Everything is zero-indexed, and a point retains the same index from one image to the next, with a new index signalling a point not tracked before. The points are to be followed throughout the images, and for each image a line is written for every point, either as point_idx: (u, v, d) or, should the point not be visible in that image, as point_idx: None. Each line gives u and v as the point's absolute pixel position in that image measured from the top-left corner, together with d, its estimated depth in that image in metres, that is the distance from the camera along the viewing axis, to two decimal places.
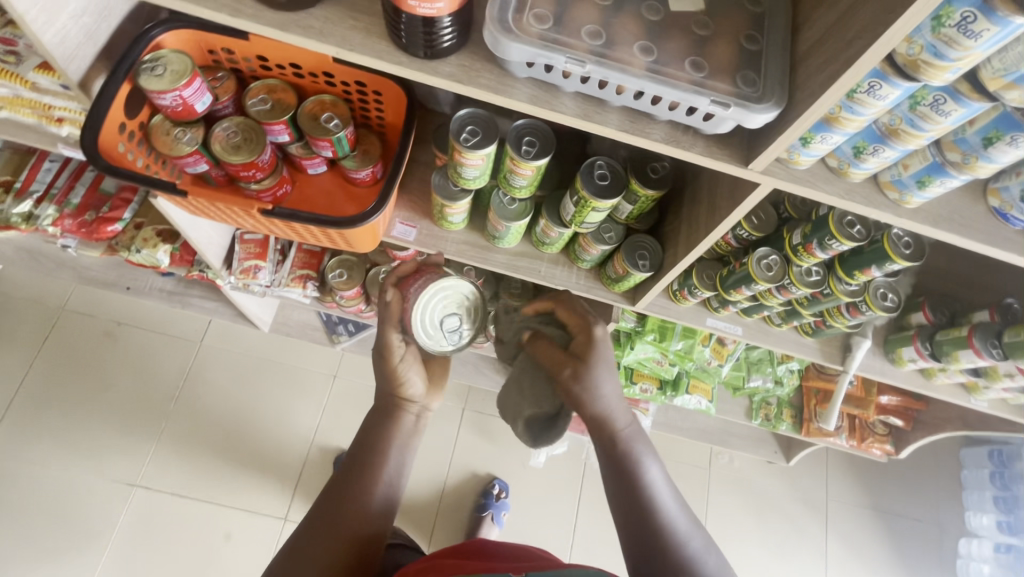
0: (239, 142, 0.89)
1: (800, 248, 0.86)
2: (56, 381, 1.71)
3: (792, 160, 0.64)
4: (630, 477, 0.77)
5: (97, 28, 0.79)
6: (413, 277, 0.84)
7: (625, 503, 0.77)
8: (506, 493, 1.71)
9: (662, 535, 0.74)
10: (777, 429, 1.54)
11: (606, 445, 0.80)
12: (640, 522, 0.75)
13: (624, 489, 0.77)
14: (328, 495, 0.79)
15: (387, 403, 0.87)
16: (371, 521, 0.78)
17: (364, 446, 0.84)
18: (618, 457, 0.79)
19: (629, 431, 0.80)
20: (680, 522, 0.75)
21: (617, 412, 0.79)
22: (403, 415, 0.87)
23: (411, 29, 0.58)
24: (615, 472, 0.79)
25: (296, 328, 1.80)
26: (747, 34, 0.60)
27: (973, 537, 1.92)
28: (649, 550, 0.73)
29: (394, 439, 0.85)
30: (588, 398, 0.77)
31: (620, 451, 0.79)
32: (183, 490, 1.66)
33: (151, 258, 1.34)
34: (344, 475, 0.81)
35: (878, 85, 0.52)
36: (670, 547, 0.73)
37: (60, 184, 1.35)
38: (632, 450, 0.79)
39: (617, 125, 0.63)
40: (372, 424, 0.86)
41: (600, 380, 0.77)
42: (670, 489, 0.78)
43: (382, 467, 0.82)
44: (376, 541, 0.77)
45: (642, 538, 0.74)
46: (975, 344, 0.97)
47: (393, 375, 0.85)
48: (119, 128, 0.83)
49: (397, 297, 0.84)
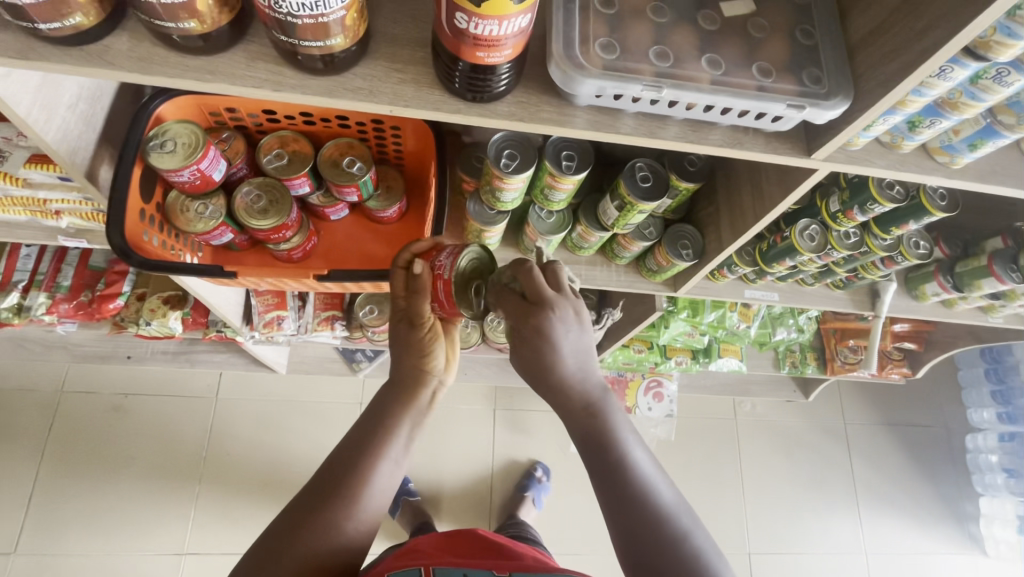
0: (265, 205, 0.85)
1: (839, 214, 0.88)
2: (70, 469, 1.58)
3: (850, 142, 0.65)
4: (610, 457, 0.68)
5: (95, 113, 0.72)
6: (437, 249, 0.78)
7: (606, 487, 0.68)
8: (547, 476, 1.74)
9: (648, 517, 0.66)
10: (804, 373, 1.62)
11: (581, 424, 0.70)
12: (623, 508, 0.67)
13: (603, 471, 0.69)
14: (322, 477, 0.75)
15: (403, 376, 0.83)
16: (368, 506, 0.74)
17: (373, 422, 0.79)
18: (594, 435, 0.69)
19: (601, 401, 0.70)
20: (664, 499, 0.68)
21: (586, 381, 0.69)
22: (420, 389, 0.83)
23: (469, 78, 0.56)
24: (591, 451, 0.70)
25: (316, 364, 1.73)
26: (800, 28, 0.61)
27: (978, 431, 2.00)
28: (636, 538, 0.66)
29: (405, 417, 0.80)
30: (554, 371, 0.67)
31: (596, 427, 0.69)
32: (232, 548, 1.58)
33: (164, 328, 1.27)
34: (341, 456, 0.76)
35: (949, 68, 0.54)
36: (657, 530, 0.65)
37: (45, 269, 1.26)
38: (608, 424, 0.69)
39: (681, 137, 0.62)
40: (386, 395, 0.82)
41: (555, 353, 0.66)
42: (652, 464, 0.70)
43: (386, 447, 0.77)
44: (371, 526, 0.74)
45: (628, 525, 0.66)
46: (995, 271, 1.03)
47: (421, 345, 0.83)
48: (139, 216, 0.78)
49: (427, 268, 0.78)
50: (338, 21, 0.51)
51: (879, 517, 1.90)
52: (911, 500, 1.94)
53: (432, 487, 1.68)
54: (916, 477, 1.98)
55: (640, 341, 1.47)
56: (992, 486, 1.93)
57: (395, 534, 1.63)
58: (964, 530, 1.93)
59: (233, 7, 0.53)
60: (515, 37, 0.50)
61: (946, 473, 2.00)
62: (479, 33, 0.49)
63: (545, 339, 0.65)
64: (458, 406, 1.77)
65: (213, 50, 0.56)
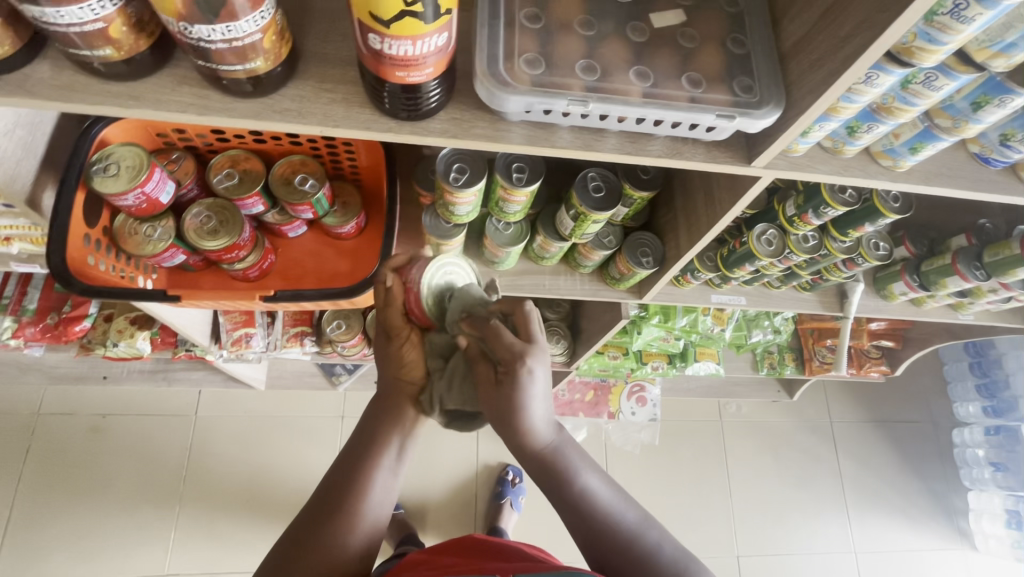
0: (215, 226, 0.84)
1: (795, 218, 0.88)
2: (46, 493, 1.54)
3: (790, 149, 0.65)
4: (569, 487, 0.74)
5: (34, 139, 0.71)
6: (412, 262, 0.76)
7: (576, 522, 0.74)
8: (520, 478, 1.72)
9: (615, 542, 0.72)
10: (782, 374, 1.61)
11: (539, 465, 0.74)
12: (593, 539, 0.72)
13: (570, 508, 0.74)
14: (323, 490, 0.74)
15: (389, 389, 0.80)
16: (367, 516, 0.73)
17: (366, 434, 0.78)
18: (558, 482, 0.74)
19: (557, 447, 0.74)
20: (628, 519, 0.74)
21: (543, 430, 0.73)
22: (404, 402, 0.79)
23: (395, 98, 0.55)
24: (557, 494, 0.74)
25: (294, 378, 1.69)
26: (731, 37, 0.61)
27: (964, 426, 2.00)
28: (609, 561, 0.72)
29: (397, 428, 0.78)
30: (514, 418, 0.71)
31: (557, 473, 0.74)
32: (212, 567, 1.54)
33: (132, 349, 1.26)
34: (339, 469, 0.76)
35: (875, 75, 0.54)
36: (619, 539, 0.72)
37: (11, 292, 1.25)
38: (563, 462, 0.74)
39: (619, 148, 0.62)
40: (374, 410, 0.80)
41: (518, 401, 0.70)
42: (607, 484, 0.76)
43: (380, 457, 0.76)
44: (373, 537, 0.73)
45: (592, 537, 0.72)
46: (959, 269, 1.02)
47: (398, 358, 0.78)
48: (84, 241, 0.78)
49: (399, 282, 0.76)
50: (255, 44, 0.50)
51: (868, 514, 1.89)
52: (900, 496, 1.93)
53: (416, 499, 1.67)
54: (904, 473, 1.97)
55: (615, 347, 1.47)
56: (979, 480, 1.93)
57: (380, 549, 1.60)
58: (953, 525, 1.92)
59: (153, 33, 0.53)
60: (434, 56, 0.50)
61: (934, 468, 1.99)
62: (395, 54, 0.48)
63: (516, 387, 0.69)
64: None
65: (137, 75, 0.55)
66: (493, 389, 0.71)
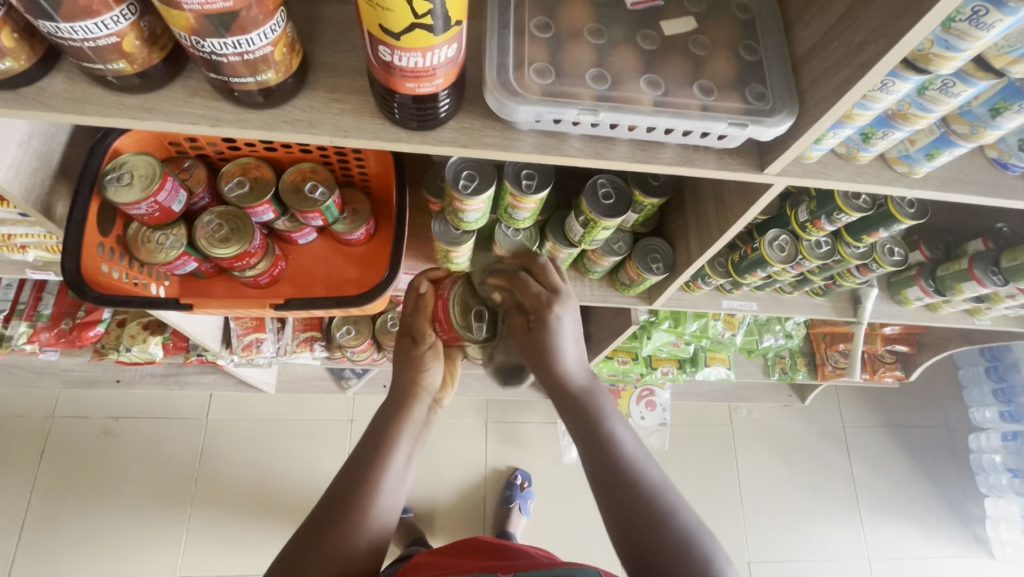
0: (227, 233, 0.85)
1: (808, 224, 0.86)
2: (61, 494, 1.56)
3: (803, 156, 0.64)
4: (599, 434, 0.71)
5: (50, 149, 0.72)
6: (448, 276, 0.79)
7: (602, 475, 0.70)
8: (529, 482, 1.71)
9: (632, 490, 0.68)
10: (794, 379, 1.59)
11: (569, 408, 0.73)
12: (611, 484, 0.68)
13: (593, 449, 0.71)
14: (332, 492, 0.72)
15: (400, 393, 0.80)
16: (376, 516, 0.71)
17: (375, 434, 0.77)
18: (585, 421, 0.72)
19: (589, 390, 0.73)
20: (650, 474, 0.69)
21: (574, 369, 0.72)
22: (414, 403, 0.80)
23: (405, 109, 0.55)
24: (583, 435, 0.72)
25: (304, 382, 1.70)
26: (744, 44, 0.60)
27: (980, 431, 1.97)
28: (622, 512, 0.67)
29: (406, 429, 0.78)
30: (544, 358, 0.71)
31: (585, 414, 0.72)
32: (223, 569, 1.55)
33: (144, 354, 1.27)
34: (347, 470, 0.74)
35: (891, 82, 0.53)
36: (647, 500, 0.67)
37: (26, 298, 1.26)
38: (595, 406, 0.72)
39: (630, 156, 0.61)
40: (384, 411, 0.80)
41: (549, 340, 0.70)
42: (639, 440, 0.73)
43: (391, 454, 0.75)
44: (383, 535, 0.71)
45: (618, 493, 0.68)
46: (975, 274, 1.00)
47: (418, 361, 0.80)
48: (98, 249, 0.78)
49: (433, 292, 0.80)
50: (266, 57, 0.50)
51: (882, 520, 1.86)
52: (915, 503, 1.90)
53: (425, 503, 1.67)
54: (919, 479, 1.93)
55: (624, 352, 1.45)
56: (997, 487, 1.89)
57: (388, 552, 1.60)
58: (969, 531, 1.89)
59: (166, 45, 0.53)
60: (444, 67, 0.49)
61: (950, 473, 1.95)
62: (405, 65, 0.48)
63: (547, 327, 0.70)
64: (449, 420, 1.76)
65: (149, 87, 0.55)
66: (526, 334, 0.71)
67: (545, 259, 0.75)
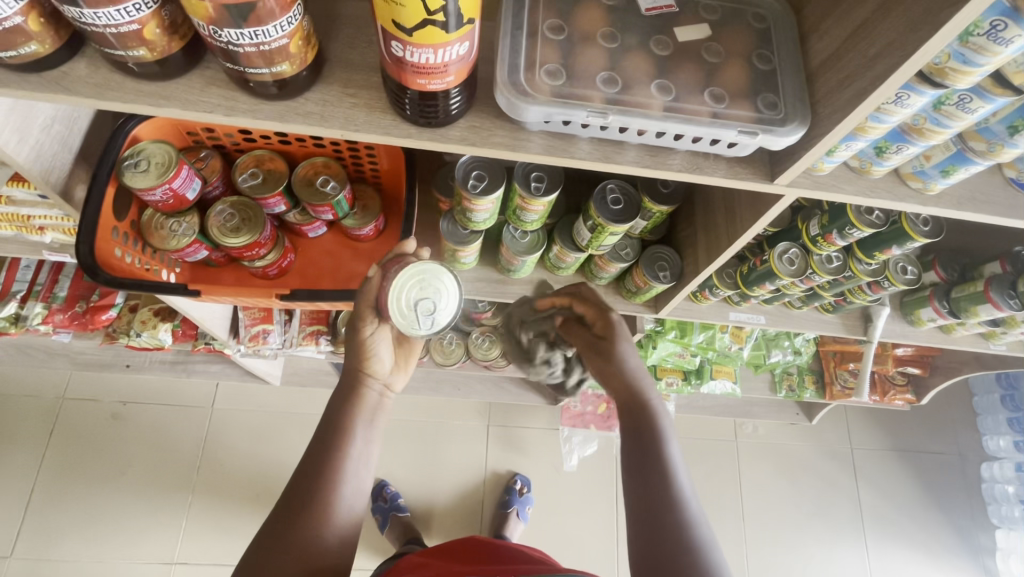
0: (238, 223, 0.86)
1: (819, 238, 0.86)
2: (68, 475, 1.58)
3: (815, 168, 0.63)
4: (652, 452, 0.73)
5: (71, 134, 0.73)
6: (397, 261, 0.77)
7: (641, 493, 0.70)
8: (528, 488, 1.70)
9: (668, 500, 0.69)
10: (801, 397, 1.57)
11: (631, 419, 0.77)
12: (654, 509, 0.68)
13: (641, 461, 0.73)
14: (292, 490, 0.72)
15: (349, 379, 0.79)
16: (339, 513, 0.71)
17: (329, 429, 0.76)
18: (638, 427, 0.76)
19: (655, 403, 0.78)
20: (691, 506, 0.69)
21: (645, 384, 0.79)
22: (364, 391, 0.79)
23: (416, 104, 0.55)
24: (636, 447, 0.74)
25: (310, 376, 1.71)
26: (758, 53, 0.60)
27: (994, 461, 1.91)
28: (653, 543, 0.66)
29: (357, 419, 0.77)
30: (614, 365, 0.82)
31: (643, 420, 0.76)
32: (220, 557, 1.55)
33: (154, 340, 1.30)
34: (302, 470, 0.73)
35: (906, 95, 0.53)
36: (677, 533, 0.66)
37: (43, 280, 1.29)
38: (655, 421, 0.76)
39: (638, 161, 0.61)
40: (335, 401, 0.78)
41: (619, 345, 0.83)
42: (688, 474, 0.73)
43: (346, 448, 0.74)
44: (350, 530, 0.71)
45: (653, 516, 0.67)
46: (992, 297, 0.97)
47: (361, 347, 0.79)
48: (111, 234, 0.80)
49: (379, 275, 0.77)
50: (282, 49, 0.51)
51: (887, 545, 1.82)
52: (922, 529, 1.86)
53: (423, 502, 1.66)
54: (927, 506, 1.88)
55: None
56: (1009, 519, 1.83)
57: (384, 551, 1.60)
58: (978, 563, 1.84)
59: (185, 35, 0.54)
60: (455, 64, 0.50)
61: (960, 502, 1.90)
62: (417, 61, 0.48)
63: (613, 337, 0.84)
64: (451, 421, 1.76)
65: (168, 75, 0.57)
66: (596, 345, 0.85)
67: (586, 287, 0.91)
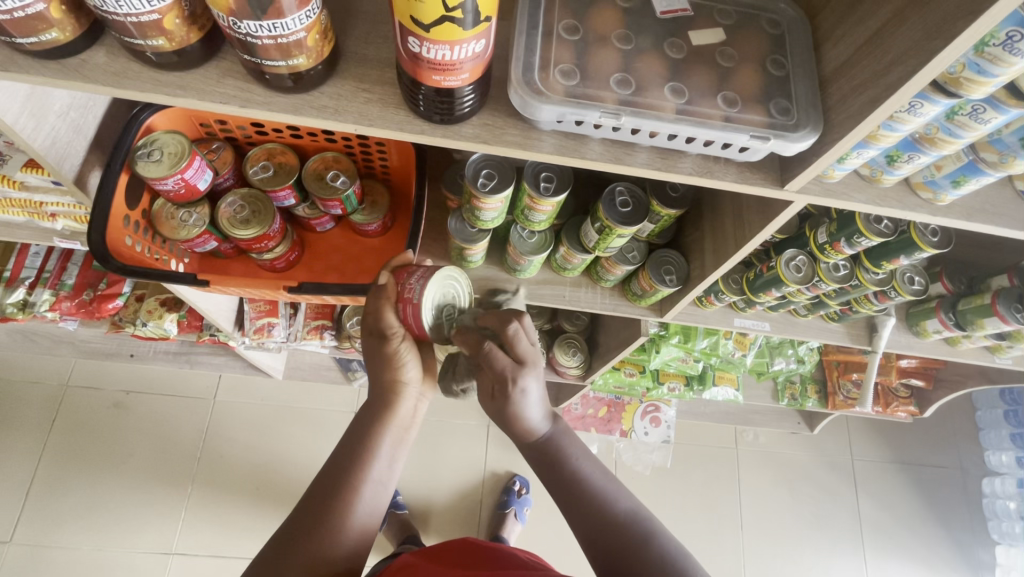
0: (248, 215, 0.87)
1: (827, 246, 0.86)
2: (71, 461, 1.59)
3: (825, 175, 0.62)
4: (569, 477, 0.74)
5: (86, 121, 0.73)
6: (415, 270, 0.75)
7: (576, 511, 0.73)
8: (527, 489, 1.70)
9: (600, 512, 0.72)
10: (804, 406, 1.56)
11: (545, 460, 0.76)
12: (594, 525, 0.71)
13: (563, 490, 0.75)
14: (311, 494, 0.72)
15: (377, 390, 0.79)
16: (355, 524, 0.71)
17: (354, 439, 0.76)
18: (550, 462, 0.75)
19: (551, 433, 0.76)
20: (623, 508, 0.72)
21: (537, 424, 0.74)
22: (393, 402, 0.78)
23: (429, 100, 0.55)
24: (554, 481, 0.75)
25: (313, 370, 1.73)
26: (771, 59, 0.60)
27: (995, 476, 1.90)
28: (607, 549, 0.69)
29: (387, 431, 0.76)
30: (508, 418, 0.72)
31: (551, 456, 0.75)
32: (218, 549, 1.55)
33: (159, 329, 1.30)
34: (323, 478, 0.73)
35: (919, 104, 0.53)
36: (620, 534, 0.69)
37: (51, 267, 1.30)
38: (560, 451, 0.75)
39: (649, 164, 0.61)
40: (363, 414, 0.78)
41: (518, 396, 0.70)
42: (607, 476, 0.76)
43: (370, 460, 0.74)
44: (364, 540, 0.71)
45: (594, 529, 0.71)
46: (998, 311, 0.97)
47: (391, 358, 0.76)
48: (123, 222, 0.81)
49: (394, 282, 0.76)
50: (299, 42, 0.52)
51: (887, 559, 1.81)
52: (922, 544, 1.84)
53: (421, 500, 1.66)
54: (927, 520, 1.87)
55: (631, 365, 1.45)
56: (1009, 535, 1.82)
57: (381, 547, 1.60)
58: None
59: (204, 26, 0.55)
60: (471, 62, 0.50)
61: (961, 517, 1.89)
62: (433, 57, 0.49)
63: (509, 396, 0.70)
64: (452, 420, 1.76)
65: (187, 65, 0.57)
66: (494, 397, 0.71)
67: (517, 326, 0.71)
